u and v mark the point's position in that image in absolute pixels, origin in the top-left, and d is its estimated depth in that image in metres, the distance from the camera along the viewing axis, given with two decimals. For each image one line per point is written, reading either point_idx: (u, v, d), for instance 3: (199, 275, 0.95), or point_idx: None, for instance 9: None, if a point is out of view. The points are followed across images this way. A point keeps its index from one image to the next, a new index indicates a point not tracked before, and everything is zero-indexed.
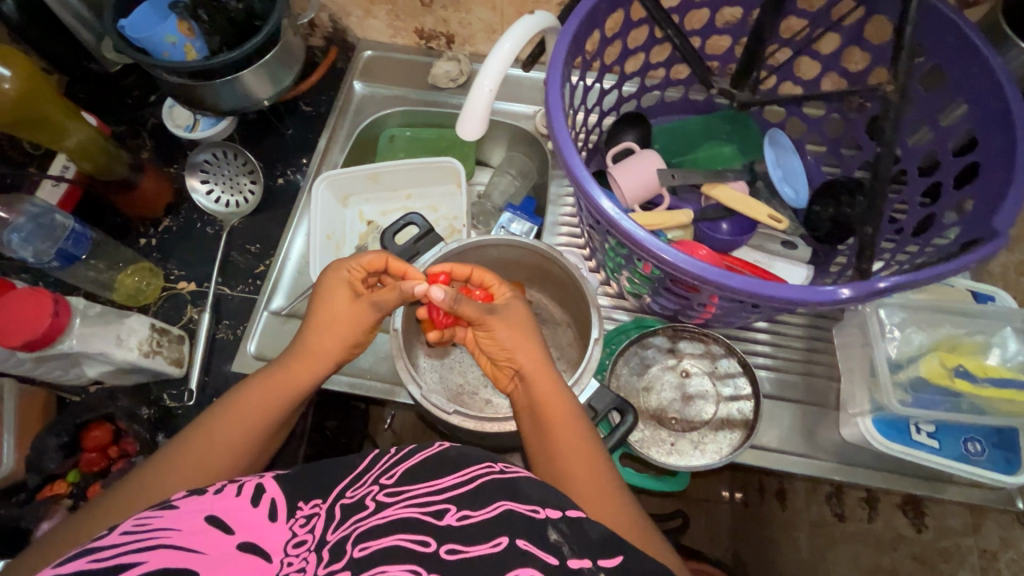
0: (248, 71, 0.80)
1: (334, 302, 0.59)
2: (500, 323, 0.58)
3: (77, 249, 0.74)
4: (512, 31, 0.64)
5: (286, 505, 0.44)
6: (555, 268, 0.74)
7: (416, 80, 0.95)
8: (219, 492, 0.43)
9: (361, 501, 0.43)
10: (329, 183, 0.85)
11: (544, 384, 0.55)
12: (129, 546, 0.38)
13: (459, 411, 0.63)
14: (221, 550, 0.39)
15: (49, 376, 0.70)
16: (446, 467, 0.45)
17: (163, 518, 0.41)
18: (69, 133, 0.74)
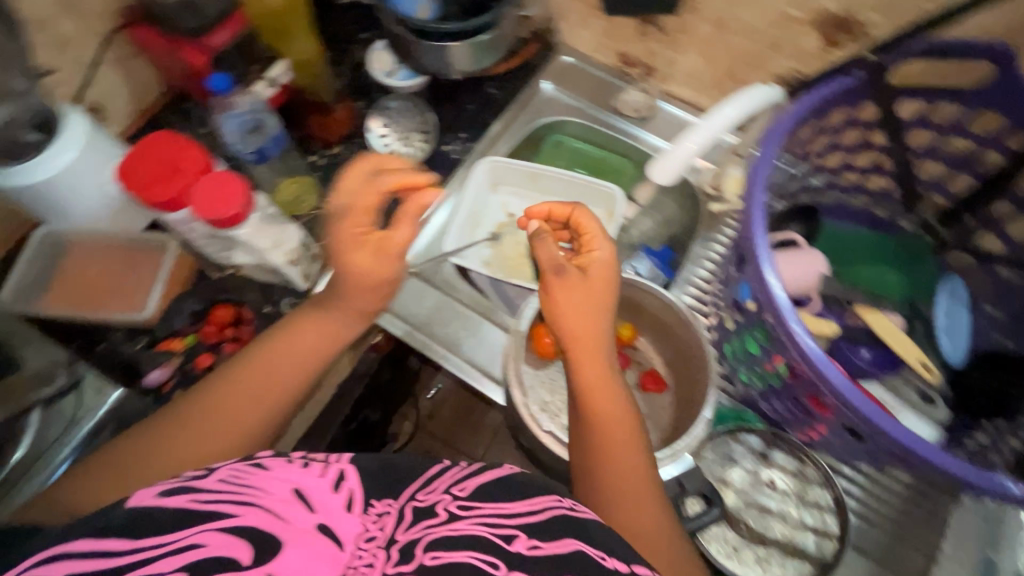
0: (458, 44, 0.85)
1: (307, 327, 0.63)
2: (580, 344, 0.58)
3: (273, 149, 0.83)
4: (742, 97, 0.67)
5: (362, 499, 0.45)
6: (676, 322, 0.71)
7: (601, 98, 0.96)
8: (307, 466, 0.46)
9: (432, 507, 0.45)
10: (490, 167, 0.89)
11: (611, 419, 0.56)
12: (224, 496, 0.42)
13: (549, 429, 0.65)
14: (301, 522, 0.42)
15: (201, 249, 0.76)
16: (517, 493, 0.47)
17: (256, 476, 0.44)
18: (297, 48, 0.85)
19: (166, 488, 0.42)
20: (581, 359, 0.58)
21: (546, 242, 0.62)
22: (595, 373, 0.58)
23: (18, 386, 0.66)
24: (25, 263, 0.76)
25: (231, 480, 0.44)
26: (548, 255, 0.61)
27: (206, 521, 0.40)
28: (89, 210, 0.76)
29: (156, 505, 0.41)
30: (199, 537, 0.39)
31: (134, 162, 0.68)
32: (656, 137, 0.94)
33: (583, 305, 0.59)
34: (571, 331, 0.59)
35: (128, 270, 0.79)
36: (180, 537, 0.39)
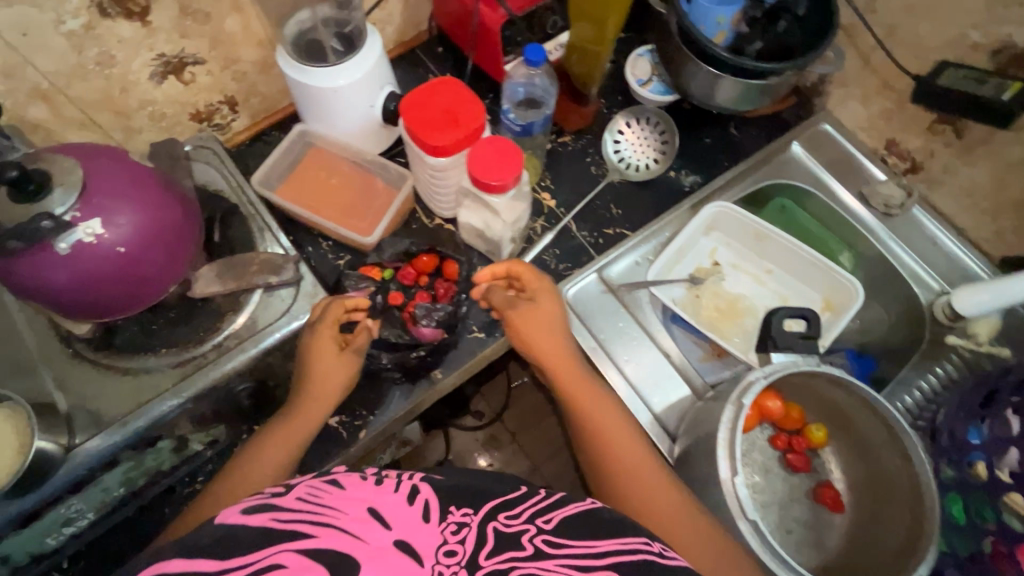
0: (741, 80, 0.81)
1: (320, 354, 0.65)
2: (560, 361, 0.66)
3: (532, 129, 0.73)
4: None
5: (437, 507, 0.45)
6: (884, 448, 0.64)
7: (849, 179, 0.90)
8: (381, 484, 0.46)
9: (515, 537, 0.44)
10: (718, 212, 0.84)
11: (609, 430, 0.62)
12: (305, 515, 0.43)
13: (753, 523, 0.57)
14: (377, 540, 0.42)
15: (433, 191, 0.77)
16: (604, 531, 0.46)
17: (329, 495, 0.44)
18: (582, 29, 0.76)
19: (247, 507, 0.44)
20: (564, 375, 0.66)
21: (499, 287, 0.70)
22: (585, 389, 0.65)
23: (250, 265, 0.69)
24: (280, 150, 0.81)
25: (307, 496, 0.44)
26: (501, 297, 0.69)
27: (287, 540, 0.41)
28: (347, 124, 0.79)
29: (242, 523, 0.43)
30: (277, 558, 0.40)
31: (415, 101, 0.70)
32: (897, 240, 0.86)
33: (552, 320, 0.68)
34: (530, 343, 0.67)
35: (361, 188, 0.82)
36: (264, 555, 0.41)
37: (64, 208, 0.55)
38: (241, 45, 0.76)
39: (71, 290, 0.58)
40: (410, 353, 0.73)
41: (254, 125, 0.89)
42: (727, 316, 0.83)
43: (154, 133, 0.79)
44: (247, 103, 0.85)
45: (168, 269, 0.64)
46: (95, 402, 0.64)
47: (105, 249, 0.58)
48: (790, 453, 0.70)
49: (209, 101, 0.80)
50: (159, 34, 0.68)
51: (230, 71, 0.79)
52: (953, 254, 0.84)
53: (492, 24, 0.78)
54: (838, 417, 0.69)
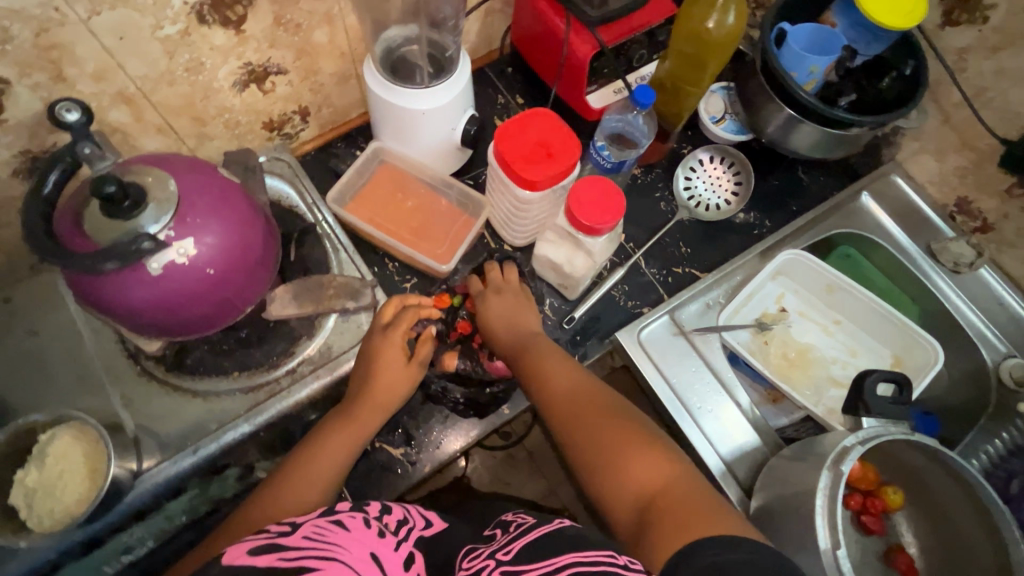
0: (826, 130, 0.80)
1: (381, 355, 0.61)
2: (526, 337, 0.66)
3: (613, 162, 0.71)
4: None
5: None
6: (968, 520, 0.63)
7: (916, 233, 0.90)
8: (379, 533, 0.47)
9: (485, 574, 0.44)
10: (791, 259, 0.83)
11: (567, 400, 0.59)
12: (309, 551, 0.42)
13: None
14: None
15: (513, 221, 0.75)
16: (567, 547, 0.43)
17: (337, 534, 0.45)
18: (669, 64, 0.76)
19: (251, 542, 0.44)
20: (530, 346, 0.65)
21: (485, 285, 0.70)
22: (545, 358, 0.63)
23: (327, 288, 0.66)
24: (354, 169, 0.78)
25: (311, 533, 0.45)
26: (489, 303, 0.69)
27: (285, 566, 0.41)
28: (425, 146, 0.77)
29: (247, 562, 0.41)
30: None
31: (508, 130, 0.67)
32: (963, 298, 0.86)
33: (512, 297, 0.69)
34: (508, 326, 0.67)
35: (434, 210, 0.79)
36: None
37: (159, 227, 0.52)
38: (324, 56, 0.74)
39: (154, 309, 0.56)
40: (482, 389, 0.71)
41: (322, 135, 0.86)
42: (796, 365, 0.82)
43: (226, 140, 0.76)
44: (318, 113, 0.83)
45: (248, 289, 0.61)
46: (163, 424, 0.61)
47: (194, 270, 0.55)
48: (864, 515, 0.70)
49: (283, 110, 0.78)
50: (249, 43, 0.66)
51: (308, 82, 0.76)
52: (1020, 317, 0.84)
53: (582, 55, 0.76)
54: (914, 481, 0.69)
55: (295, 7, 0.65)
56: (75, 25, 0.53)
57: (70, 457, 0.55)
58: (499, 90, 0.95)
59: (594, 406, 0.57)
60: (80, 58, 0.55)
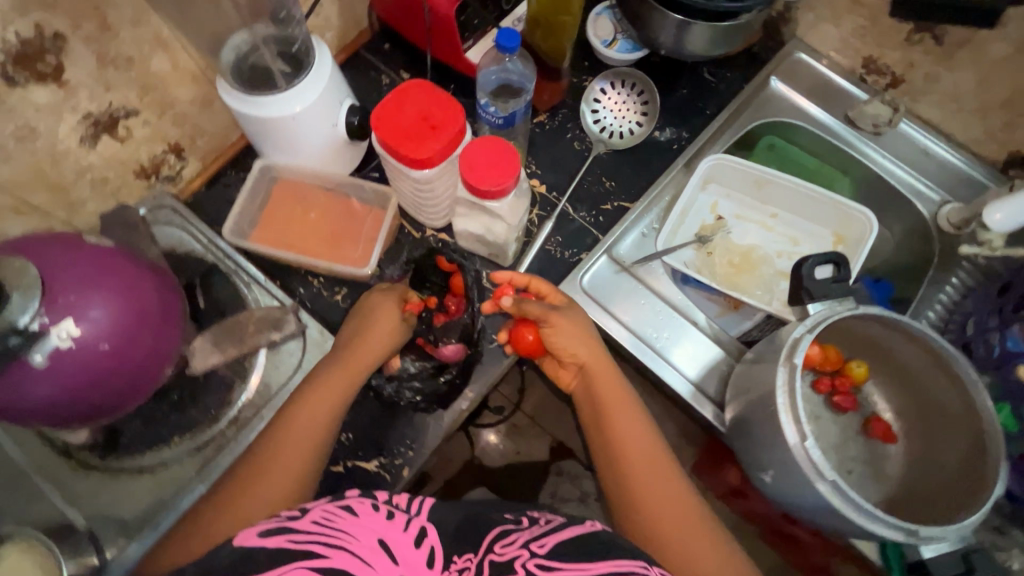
0: (711, 25, 0.76)
1: (376, 325, 0.63)
2: (591, 359, 0.64)
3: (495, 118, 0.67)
4: None
5: (443, 555, 0.44)
6: (933, 376, 0.63)
7: (830, 106, 0.88)
8: (391, 518, 0.45)
9: (510, 562, 0.43)
10: (716, 163, 0.81)
11: (628, 436, 0.59)
12: (316, 537, 0.42)
13: (836, 483, 0.53)
14: (385, 573, 0.41)
15: (421, 202, 0.72)
16: (596, 552, 0.44)
17: (344, 521, 0.44)
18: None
19: (266, 528, 0.43)
20: (597, 380, 0.64)
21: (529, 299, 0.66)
22: (621, 405, 0.62)
23: (246, 326, 0.63)
24: (245, 193, 0.74)
25: (322, 522, 0.43)
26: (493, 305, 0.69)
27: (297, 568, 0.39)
28: (312, 151, 0.72)
29: (257, 545, 0.41)
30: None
31: (384, 112, 0.63)
32: (889, 158, 0.85)
33: (577, 329, 0.65)
34: (567, 352, 0.64)
35: (341, 215, 0.76)
36: None
37: (30, 316, 0.48)
38: (174, 85, 0.68)
39: (56, 402, 0.52)
40: (438, 380, 0.69)
41: (207, 167, 0.80)
42: (743, 269, 0.81)
43: (99, 201, 0.70)
44: (194, 146, 0.76)
45: (159, 351, 0.58)
46: (117, 507, 0.59)
47: (86, 349, 0.51)
48: (835, 395, 0.70)
49: (152, 152, 0.72)
50: (80, 91, 0.59)
51: (168, 115, 0.70)
52: (948, 162, 0.83)
53: (446, 14, 0.71)
54: (875, 350, 0.69)
55: (117, 39, 0.59)
56: None
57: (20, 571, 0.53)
58: (381, 70, 0.89)
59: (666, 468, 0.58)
60: None
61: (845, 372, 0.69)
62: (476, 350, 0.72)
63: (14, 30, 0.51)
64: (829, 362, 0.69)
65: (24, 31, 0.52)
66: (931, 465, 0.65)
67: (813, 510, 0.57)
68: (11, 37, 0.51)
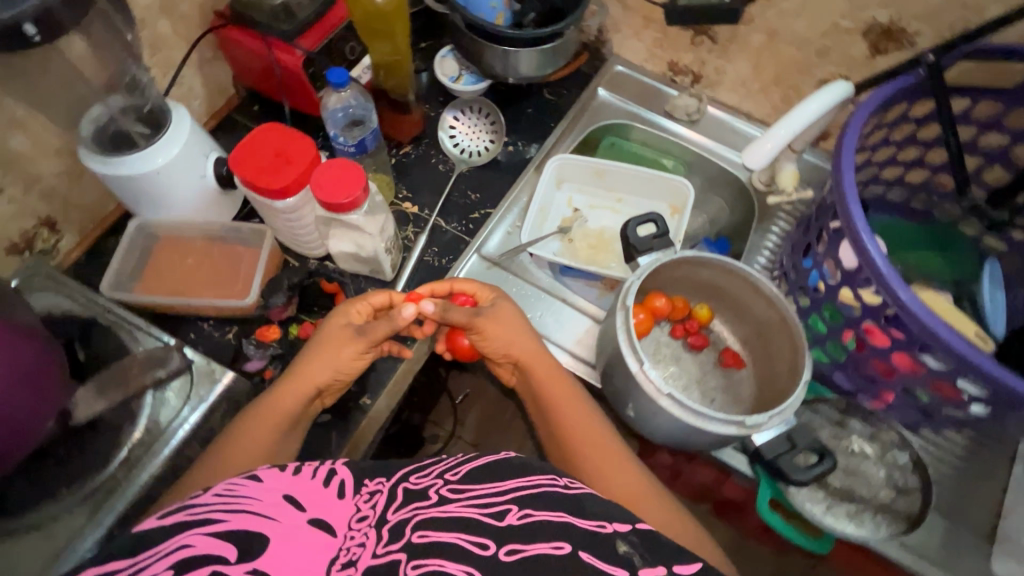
0: (527, 50, 0.90)
1: (329, 344, 0.66)
2: (528, 354, 0.70)
3: (347, 146, 0.76)
4: (820, 96, 0.76)
5: (353, 483, 0.50)
6: (755, 301, 0.74)
7: (651, 104, 1.03)
8: (298, 474, 0.50)
9: (423, 491, 0.49)
10: (560, 162, 0.93)
11: (564, 404, 0.67)
12: (215, 506, 0.45)
13: (674, 396, 0.61)
14: (292, 521, 0.45)
15: (293, 233, 0.78)
16: (507, 473, 0.50)
17: (248, 486, 0.48)
18: (373, 48, 0.85)
19: (166, 510, 0.45)
20: (536, 372, 0.69)
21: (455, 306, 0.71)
22: (567, 397, 0.68)
23: (130, 369, 0.66)
24: (121, 252, 0.78)
25: (224, 491, 0.47)
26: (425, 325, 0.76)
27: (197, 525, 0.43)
28: (183, 202, 0.77)
29: (156, 524, 0.44)
30: (187, 538, 0.41)
31: (242, 155, 0.71)
32: (705, 138, 1.00)
33: (508, 325, 0.70)
34: (504, 346, 0.70)
35: (222, 257, 0.81)
36: (166, 546, 0.41)
37: None
38: (38, 160, 0.72)
39: None
40: (335, 387, 0.76)
41: (86, 238, 0.83)
42: (602, 248, 0.92)
43: None
44: (68, 218, 0.80)
45: (40, 407, 0.58)
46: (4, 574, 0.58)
47: None
48: (689, 337, 0.80)
49: (23, 227, 0.75)
50: None
51: (35, 190, 0.74)
52: (751, 135, 0.99)
53: (294, 67, 0.81)
54: (711, 293, 0.80)
55: None
56: None
57: None
58: (252, 129, 0.96)
59: (614, 451, 0.66)
60: None
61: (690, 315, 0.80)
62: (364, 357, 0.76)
63: None
64: (677, 309, 0.79)
65: None
66: (769, 379, 0.75)
67: (670, 430, 0.65)
68: None
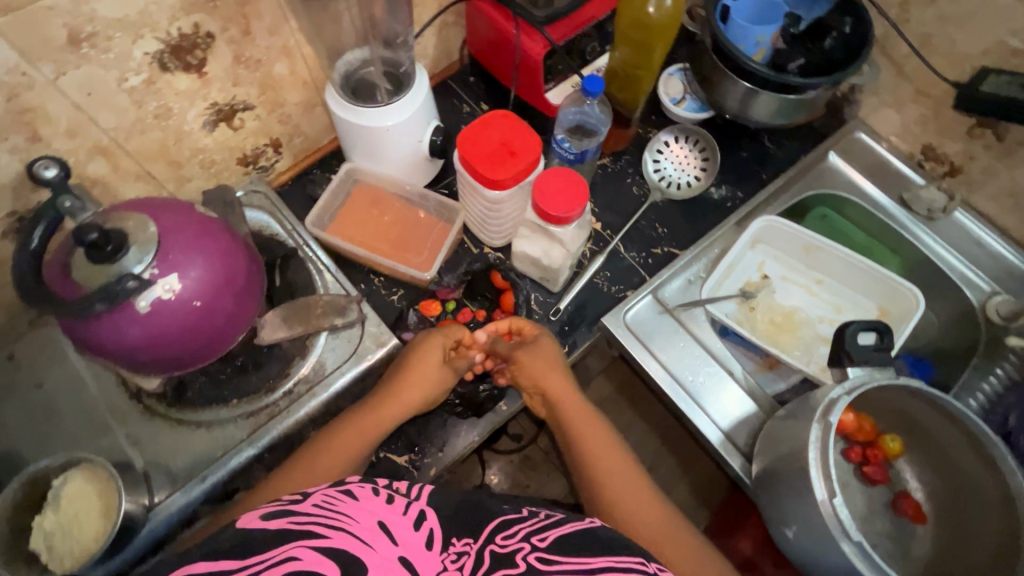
0: (767, 94, 0.81)
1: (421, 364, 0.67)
2: (550, 384, 0.69)
3: (564, 155, 0.77)
4: None
5: (442, 537, 0.45)
6: (971, 461, 0.63)
7: (884, 186, 0.91)
8: (393, 504, 0.47)
9: (510, 554, 0.44)
10: (767, 224, 0.84)
11: (606, 469, 0.63)
12: (318, 519, 0.43)
13: (862, 545, 0.54)
14: (385, 551, 0.42)
15: (484, 220, 0.78)
16: (601, 550, 0.45)
17: (345, 504, 0.45)
18: (616, 52, 0.81)
19: (272, 515, 0.44)
20: (566, 407, 0.69)
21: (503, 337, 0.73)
22: (585, 419, 0.68)
23: (314, 309, 0.69)
24: (329, 192, 0.81)
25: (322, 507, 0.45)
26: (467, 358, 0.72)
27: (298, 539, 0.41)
28: (396, 161, 0.79)
29: (260, 527, 0.42)
30: (292, 550, 0.39)
31: (469, 135, 0.70)
32: (939, 241, 0.87)
33: (544, 363, 0.70)
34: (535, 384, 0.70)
35: (411, 221, 0.82)
36: (268, 559, 0.39)
37: (142, 266, 0.54)
38: (288, 88, 0.76)
39: (149, 346, 0.58)
40: (478, 388, 0.75)
41: (297, 163, 0.88)
42: (784, 328, 0.84)
43: (204, 180, 0.79)
44: (290, 143, 0.84)
45: (239, 318, 0.63)
46: (170, 459, 0.64)
47: (181, 304, 0.57)
48: (867, 466, 0.70)
49: (256, 144, 0.80)
50: (213, 83, 0.68)
51: (276, 114, 0.78)
52: (1000, 254, 0.84)
53: (535, 55, 0.78)
54: (913, 427, 0.69)
55: (253, 44, 0.68)
56: (43, 86, 0.56)
57: (84, 498, 0.58)
58: (463, 99, 0.97)
59: (656, 497, 0.61)
60: (52, 117, 0.58)
61: (876, 442, 0.70)
62: None
63: (178, 25, 0.60)
64: (864, 430, 0.69)
65: (185, 29, 0.61)
66: (958, 551, 0.64)
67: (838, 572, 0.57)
68: (174, 31, 0.60)
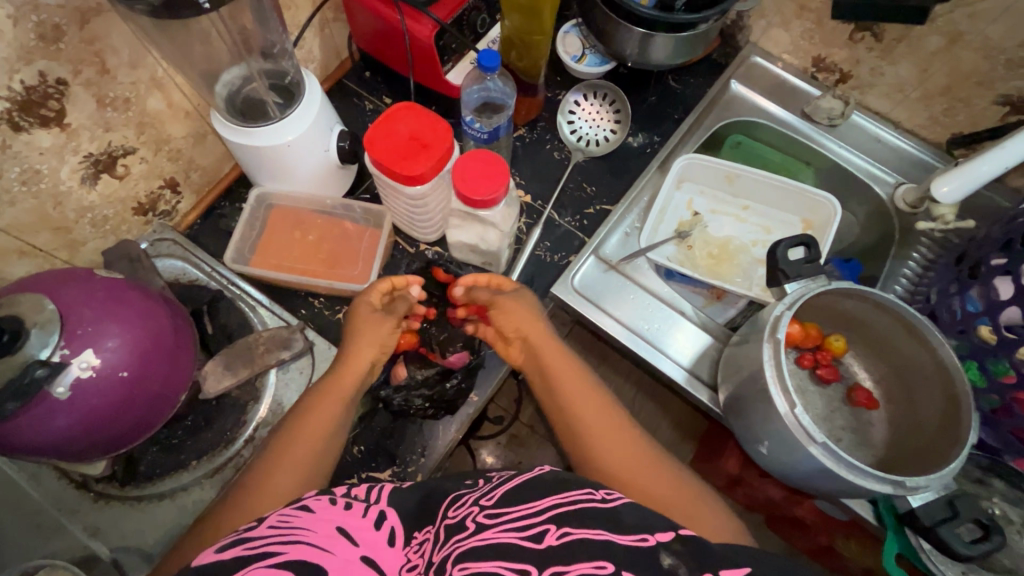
0: (661, 35, 0.81)
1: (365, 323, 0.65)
2: (528, 327, 0.67)
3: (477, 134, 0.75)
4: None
5: (403, 533, 0.45)
6: (906, 343, 0.68)
7: (786, 104, 0.95)
8: (349, 508, 0.45)
9: (462, 522, 0.43)
10: (687, 162, 0.87)
11: (591, 410, 0.59)
12: (272, 538, 0.40)
13: (829, 444, 0.58)
14: (345, 554, 0.41)
15: (413, 218, 0.76)
16: (545, 491, 0.43)
17: (302, 518, 0.43)
18: (506, 19, 0.78)
19: (222, 544, 0.41)
20: (540, 349, 0.66)
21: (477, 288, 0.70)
22: (566, 369, 0.63)
23: (256, 348, 0.66)
24: (243, 223, 0.77)
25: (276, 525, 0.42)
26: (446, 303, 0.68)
27: (257, 560, 0.39)
28: (307, 177, 0.75)
29: (214, 559, 0.39)
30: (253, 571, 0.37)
31: (376, 134, 0.67)
32: (844, 145, 0.92)
33: (522, 307, 0.68)
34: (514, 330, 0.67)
35: (337, 235, 0.79)
36: None
37: (50, 349, 0.50)
38: (169, 122, 0.70)
39: (84, 430, 0.53)
40: (445, 386, 0.72)
41: (201, 200, 0.82)
42: (723, 259, 0.87)
43: (101, 239, 0.72)
44: (188, 180, 0.78)
45: (176, 377, 0.59)
46: (139, 537, 0.61)
47: (107, 378, 0.53)
48: (819, 368, 0.76)
49: (149, 189, 0.74)
50: (81, 134, 0.62)
51: (163, 152, 0.72)
52: (899, 147, 0.90)
53: (423, 38, 0.74)
54: (851, 323, 0.74)
55: (115, 82, 0.61)
56: None
57: None
58: (364, 96, 0.92)
59: (637, 434, 0.58)
60: None
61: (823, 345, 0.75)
62: (477, 355, 0.75)
63: (19, 79, 0.54)
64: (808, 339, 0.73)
65: (29, 80, 0.54)
66: (908, 425, 0.71)
67: (808, 475, 0.62)
68: (16, 85, 0.54)
